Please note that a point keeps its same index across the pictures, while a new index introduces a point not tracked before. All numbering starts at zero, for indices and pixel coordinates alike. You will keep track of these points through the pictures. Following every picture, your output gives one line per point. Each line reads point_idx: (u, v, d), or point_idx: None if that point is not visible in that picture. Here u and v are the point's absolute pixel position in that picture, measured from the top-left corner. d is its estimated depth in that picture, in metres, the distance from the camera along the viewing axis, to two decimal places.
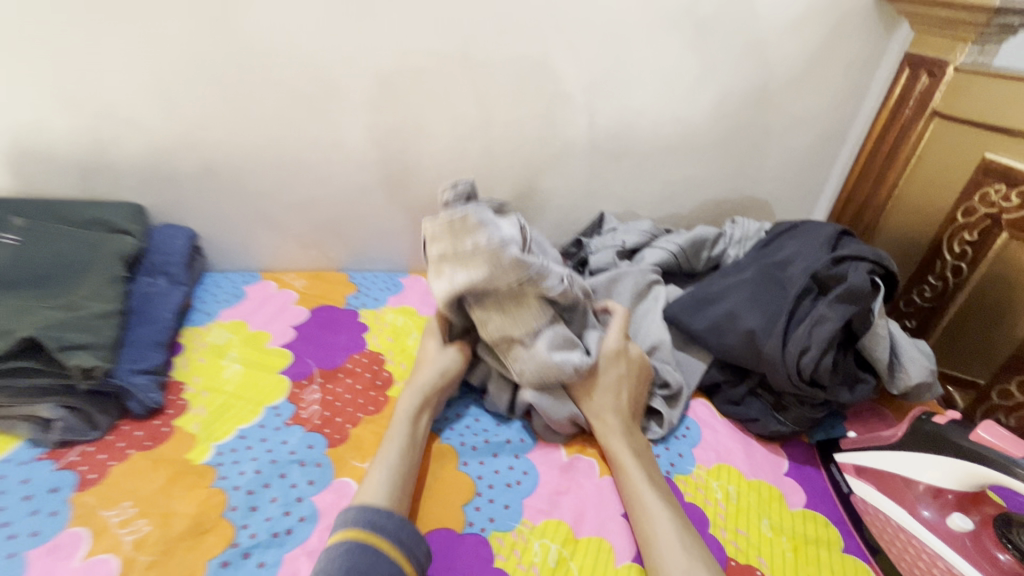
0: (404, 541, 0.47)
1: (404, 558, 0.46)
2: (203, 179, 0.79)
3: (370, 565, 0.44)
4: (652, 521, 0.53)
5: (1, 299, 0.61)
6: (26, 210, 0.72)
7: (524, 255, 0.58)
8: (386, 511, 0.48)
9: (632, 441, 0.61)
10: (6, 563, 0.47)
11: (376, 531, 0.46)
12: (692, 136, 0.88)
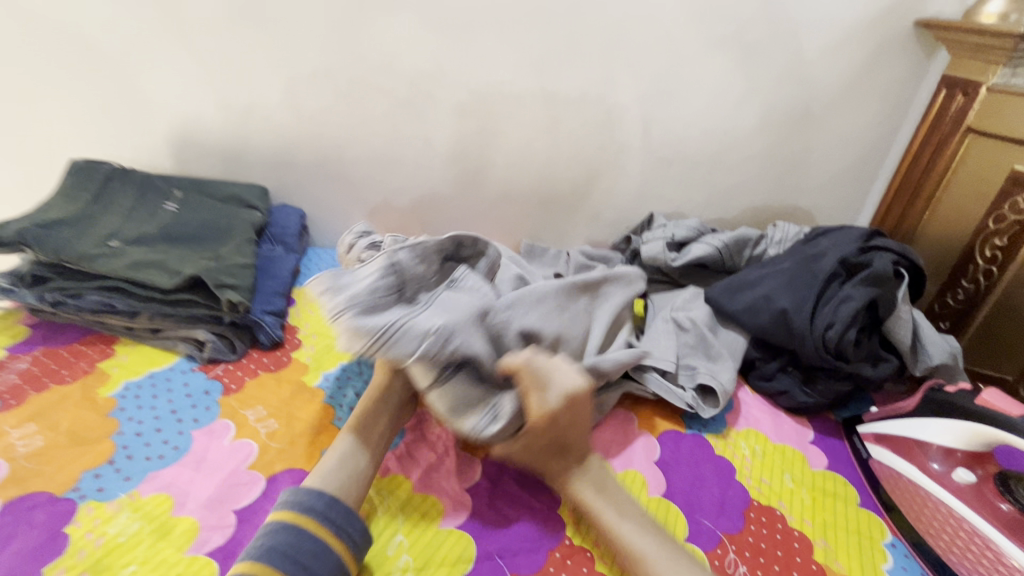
0: (331, 517, 0.47)
1: (331, 534, 0.47)
2: (315, 167, 0.95)
3: (290, 544, 0.44)
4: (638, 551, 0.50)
5: (171, 249, 0.77)
6: (182, 184, 0.90)
7: (359, 325, 0.52)
8: (316, 489, 0.49)
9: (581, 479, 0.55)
10: (179, 437, 0.61)
11: (304, 509, 0.47)
12: (738, 146, 0.97)
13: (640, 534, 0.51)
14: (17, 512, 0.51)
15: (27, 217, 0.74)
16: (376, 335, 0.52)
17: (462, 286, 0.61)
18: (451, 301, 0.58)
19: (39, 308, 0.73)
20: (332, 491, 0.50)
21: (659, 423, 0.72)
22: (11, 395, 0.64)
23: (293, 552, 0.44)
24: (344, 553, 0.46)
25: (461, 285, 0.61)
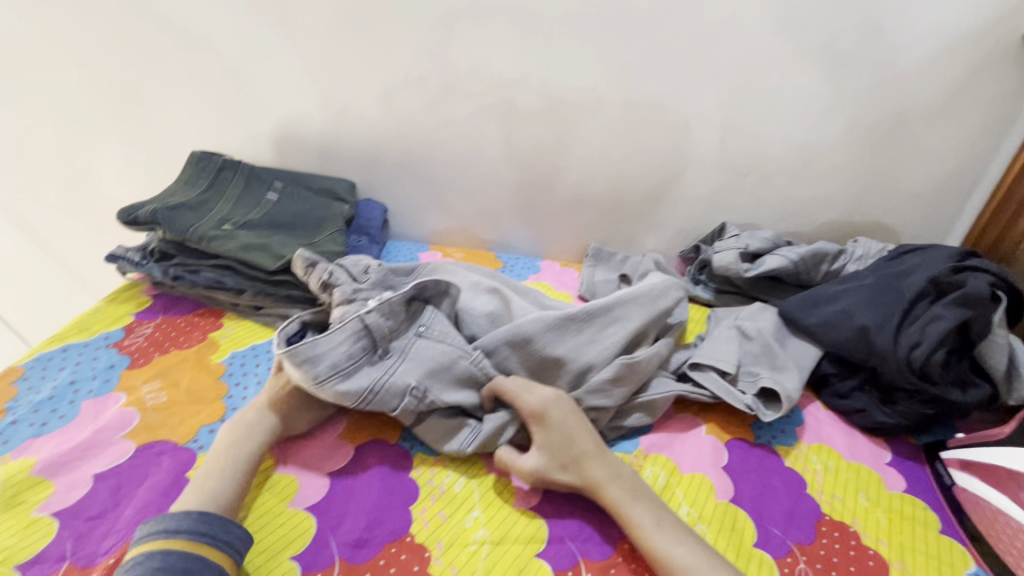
0: (202, 532, 0.46)
1: (207, 547, 0.45)
2: (400, 165, 1.01)
3: (159, 567, 0.43)
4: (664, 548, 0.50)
5: (272, 234, 0.85)
6: (282, 176, 0.98)
7: (341, 390, 0.57)
8: (180, 513, 0.47)
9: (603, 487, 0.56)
10: None
11: (169, 535, 0.45)
12: (819, 159, 0.96)
13: (669, 531, 0.51)
14: (148, 456, 0.58)
15: (157, 200, 0.84)
16: (358, 398, 0.58)
17: (431, 332, 0.65)
18: (420, 350, 0.63)
19: (161, 281, 0.83)
20: (204, 509, 0.48)
21: (725, 429, 0.71)
22: (140, 356, 0.72)
23: (165, 575, 0.42)
24: (226, 564, 0.46)
25: (432, 331, 0.65)
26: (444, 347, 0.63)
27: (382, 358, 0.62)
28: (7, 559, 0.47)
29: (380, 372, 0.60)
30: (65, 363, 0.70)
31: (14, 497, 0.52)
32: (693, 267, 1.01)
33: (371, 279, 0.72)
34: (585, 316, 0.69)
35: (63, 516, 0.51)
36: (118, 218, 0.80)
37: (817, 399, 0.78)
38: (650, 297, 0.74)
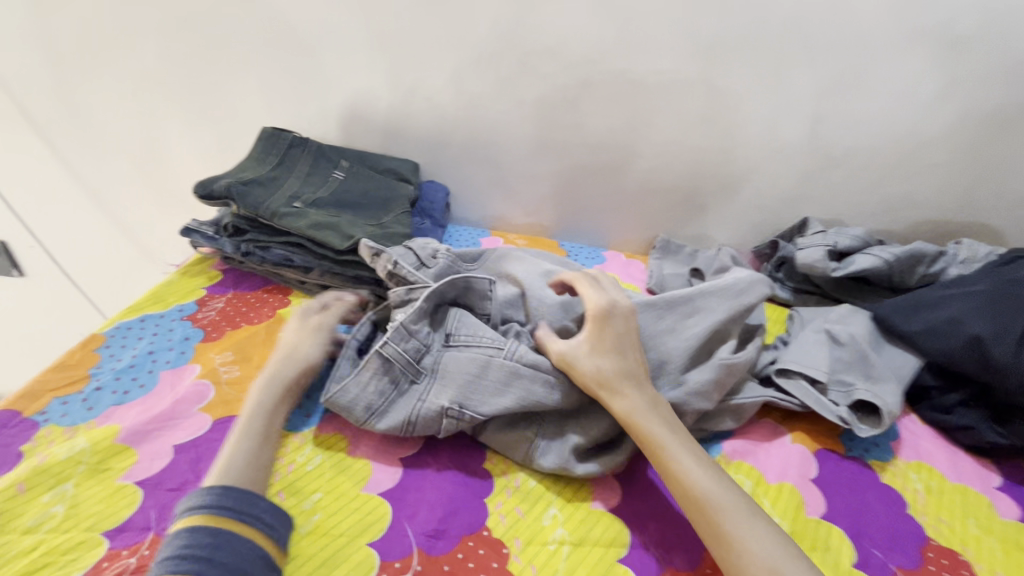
0: (225, 506, 0.44)
1: (232, 521, 0.43)
2: (466, 148, 0.99)
3: (185, 543, 0.41)
4: (727, 523, 0.47)
5: (340, 214, 0.84)
6: (348, 155, 0.97)
7: (382, 420, 0.56)
8: (199, 489, 0.45)
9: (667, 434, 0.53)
10: None
11: (191, 512, 0.43)
12: (917, 152, 0.89)
13: (718, 484, 0.49)
14: (225, 430, 0.58)
15: (230, 175, 0.84)
16: (401, 429, 0.56)
17: (458, 339, 0.61)
18: (450, 362, 0.59)
19: (231, 256, 0.84)
20: (223, 482, 0.46)
21: (813, 438, 0.66)
22: (213, 329, 0.72)
23: (192, 550, 0.40)
24: (257, 539, 0.43)
25: (459, 337, 0.61)
26: (474, 352, 0.59)
27: (415, 381, 0.59)
28: (96, 525, 0.47)
29: (415, 398, 0.57)
30: (142, 333, 0.71)
31: (100, 463, 0.52)
32: (770, 263, 0.95)
33: (439, 265, 0.69)
34: (664, 304, 0.67)
35: (147, 486, 0.51)
36: (194, 192, 0.81)
37: (915, 414, 0.72)
38: (733, 292, 0.69)
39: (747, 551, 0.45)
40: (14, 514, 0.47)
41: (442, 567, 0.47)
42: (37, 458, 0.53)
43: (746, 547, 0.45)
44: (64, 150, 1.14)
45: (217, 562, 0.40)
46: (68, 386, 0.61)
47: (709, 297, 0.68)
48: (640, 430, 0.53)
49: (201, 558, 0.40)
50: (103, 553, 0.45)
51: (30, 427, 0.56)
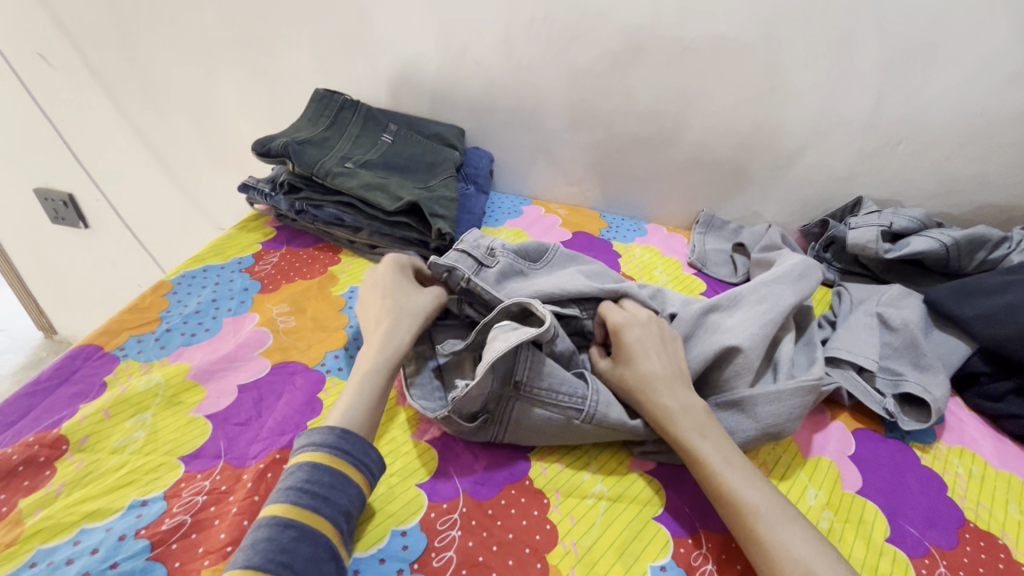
0: (344, 450, 0.45)
1: (349, 467, 0.45)
2: (513, 114, 0.99)
3: (307, 478, 0.43)
4: (780, 561, 0.42)
5: (389, 176, 0.87)
6: (396, 119, 0.99)
7: (468, 433, 0.55)
8: (324, 428, 0.47)
9: (732, 466, 0.49)
10: None
11: (316, 449, 0.45)
12: (986, 131, 0.84)
13: (790, 528, 0.44)
14: (283, 374, 0.62)
15: (286, 134, 0.87)
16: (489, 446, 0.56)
17: (530, 386, 0.54)
18: (530, 414, 0.54)
19: (285, 213, 0.88)
20: (344, 425, 0.48)
21: (855, 417, 0.67)
22: (269, 282, 0.76)
23: (312, 487, 0.42)
24: (362, 485, 0.46)
25: (532, 390, 0.54)
26: (552, 411, 0.54)
27: (491, 412, 0.55)
28: (172, 450, 0.52)
29: (495, 432, 0.55)
30: (206, 282, 0.75)
31: (174, 396, 0.57)
32: (818, 243, 0.93)
33: (499, 265, 0.65)
34: (730, 304, 0.65)
35: (215, 419, 0.55)
36: (252, 149, 0.84)
37: (961, 400, 0.71)
38: (794, 277, 0.69)
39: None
40: (103, 435, 0.52)
41: (486, 510, 0.50)
42: (119, 388, 0.57)
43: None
44: (126, 106, 1.19)
45: (331, 504, 0.42)
46: (141, 326, 0.66)
47: (774, 286, 0.68)
48: (702, 464, 0.49)
49: (318, 496, 0.42)
50: (180, 475, 0.50)
51: (111, 360, 0.61)
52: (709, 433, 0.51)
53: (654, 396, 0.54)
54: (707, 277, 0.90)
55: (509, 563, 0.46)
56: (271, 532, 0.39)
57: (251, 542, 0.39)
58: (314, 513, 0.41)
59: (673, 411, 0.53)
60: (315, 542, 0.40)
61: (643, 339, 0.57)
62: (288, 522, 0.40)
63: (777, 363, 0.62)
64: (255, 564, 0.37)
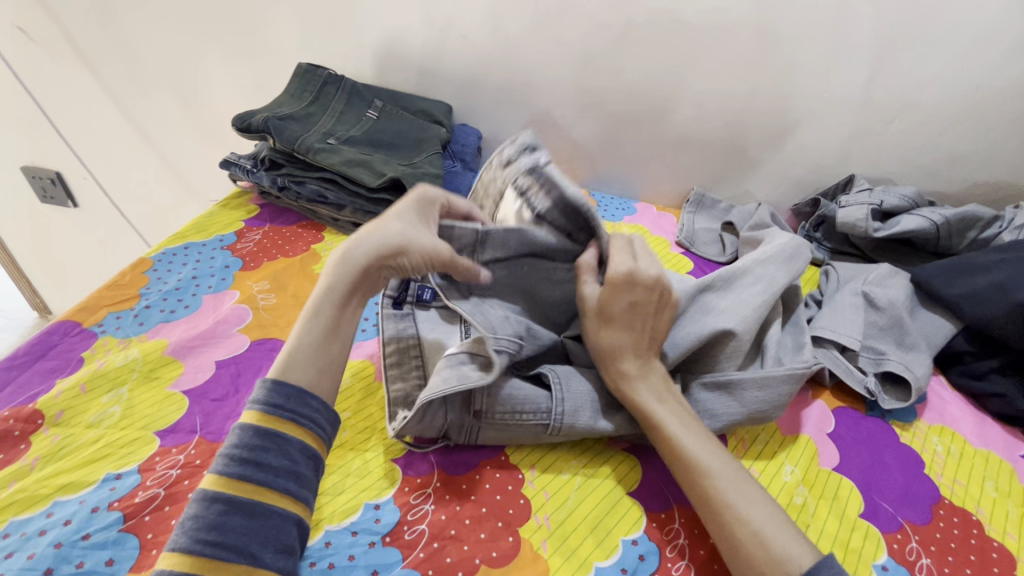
0: (275, 405, 0.42)
1: (284, 424, 0.42)
2: (500, 90, 0.97)
3: (234, 444, 0.40)
4: (734, 523, 0.44)
5: (373, 153, 0.85)
6: (382, 94, 0.97)
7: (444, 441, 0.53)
8: (255, 388, 0.43)
9: (690, 431, 0.49)
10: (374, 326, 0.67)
11: (248, 409, 0.42)
12: (983, 108, 0.83)
13: (741, 490, 0.46)
14: (262, 351, 0.61)
15: (267, 110, 0.86)
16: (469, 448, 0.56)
17: (491, 416, 0.52)
18: (493, 434, 0.52)
19: (268, 190, 0.87)
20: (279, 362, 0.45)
21: (837, 396, 0.66)
22: (251, 260, 0.76)
23: (239, 452, 0.40)
24: (303, 437, 0.43)
25: (493, 417, 0.52)
26: (519, 430, 0.52)
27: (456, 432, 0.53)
28: (148, 425, 0.52)
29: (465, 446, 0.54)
30: (186, 259, 0.74)
31: (150, 372, 0.57)
32: (808, 222, 0.92)
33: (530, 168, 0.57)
34: (723, 280, 0.63)
35: (192, 395, 0.55)
36: (232, 124, 0.83)
37: (946, 379, 0.71)
38: (785, 257, 0.68)
39: (749, 552, 0.42)
40: (78, 410, 0.52)
41: (460, 485, 0.50)
42: (96, 363, 0.58)
43: (749, 548, 0.42)
44: (110, 82, 1.17)
45: (265, 466, 0.40)
46: (120, 303, 0.66)
47: (765, 266, 0.67)
48: (662, 431, 0.49)
49: (248, 462, 0.39)
50: (155, 449, 0.50)
51: (88, 336, 0.61)
52: (668, 401, 0.51)
53: (616, 364, 0.52)
54: (695, 256, 0.89)
55: (480, 536, 0.46)
56: (198, 508, 0.37)
57: (183, 520, 0.37)
58: (246, 481, 0.39)
59: (636, 380, 0.52)
60: (247, 511, 0.38)
61: (637, 309, 0.52)
62: (215, 495, 0.38)
63: (764, 349, 0.62)
64: (179, 544, 0.35)
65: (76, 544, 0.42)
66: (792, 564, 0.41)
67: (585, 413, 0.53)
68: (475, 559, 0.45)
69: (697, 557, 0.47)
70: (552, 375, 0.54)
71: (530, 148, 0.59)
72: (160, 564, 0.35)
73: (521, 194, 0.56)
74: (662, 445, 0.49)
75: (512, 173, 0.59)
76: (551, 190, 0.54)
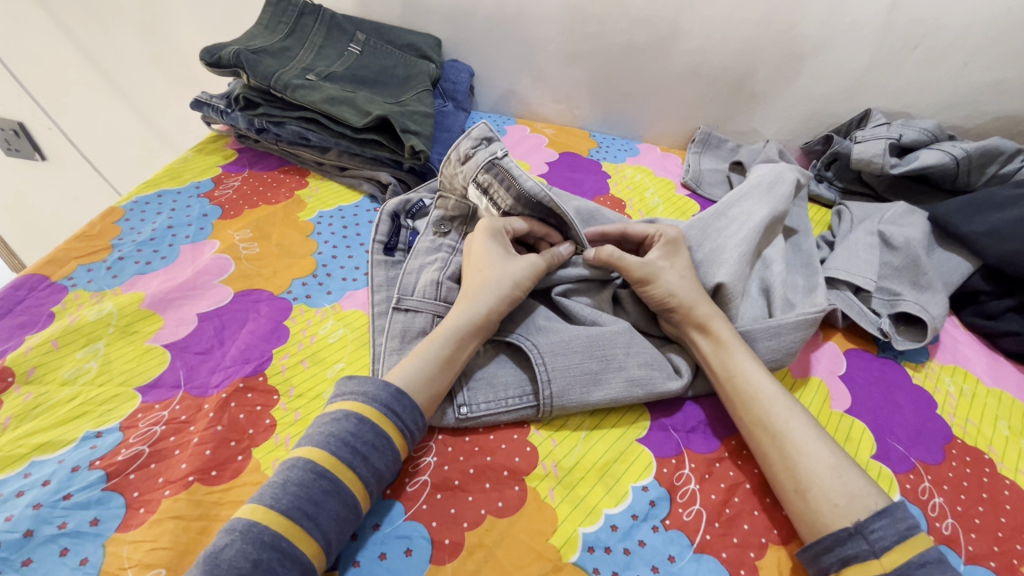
0: (394, 410, 0.42)
1: (395, 429, 0.42)
2: (493, 20, 0.90)
3: (351, 431, 0.40)
4: (808, 456, 0.43)
5: (357, 90, 0.79)
6: (365, 28, 0.89)
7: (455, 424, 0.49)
8: (380, 381, 0.44)
9: (763, 369, 0.50)
10: (363, 277, 0.63)
11: (366, 401, 0.42)
12: (1015, 31, 0.76)
13: (811, 428, 0.45)
14: (247, 302, 0.58)
15: (238, 42, 0.78)
16: None
17: (477, 410, 0.48)
18: (488, 422, 0.49)
19: (246, 133, 0.81)
20: (400, 385, 0.44)
21: (848, 338, 0.64)
22: (231, 208, 0.71)
23: (355, 442, 0.40)
24: (402, 446, 0.42)
25: (478, 408, 0.48)
26: (507, 416, 0.49)
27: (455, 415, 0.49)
28: (128, 381, 0.49)
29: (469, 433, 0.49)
30: (161, 208, 0.70)
31: (129, 326, 0.53)
32: (819, 160, 0.88)
33: (483, 172, 0.58)
34: (699, 228, 0.62)
35: (174, 349, 0.52)
36: (201, 59, 0.75)
37: (959, 320, 0.69)
38: (764, 188, 0.65)
39: (823, 484, 0.41)
40: (51, 366, 0.49)
41: (462, 438, 0.48)
42: (68, 318, 0.54)
43: (826, 481, 0.41)
44: (65, 18, 1.07)
45: (369, 464, 0.40)
46: (91, 255, 0.61)
47: (744, 203, 0.64)
48: (738, 364, 0.50)
49: (358, 454, 0.40)
50: (138, 406, 0.47)
51: (58, 290, 0.57)
52: (746, 347, 0.51)
53: (697, 304, 0.53)
54: (701, 198, 0.85)
55: (485, 486, 0.44)
56: (304, 478, 0.37)
57: (283, 481, 0.37)
58: (350, 471, 0.39)
59: (712, 316, 0.53)
60: (343, 498, 0.38)
61: (688, 266, 0.57)
62: (322, 472, 0.38)
63: (770, 291, 0.59)
64: (277, 507, 0.36)
65: (57, 505, 0.39)
66: (871, 500, 0.40)
67: (580, 387, 0.49)
68: (480, 509, 0.43)
69: (710, 501, 0.46)
70: (535, 354, 0.50)
71: (487, 139, 0.60)
72: (250, 517, 0.35)
73: (483, 191, 0.58)
74: (733, 378, 0.49)
75: (471, 169, 0.59)
76: (511, 186, 0.57)
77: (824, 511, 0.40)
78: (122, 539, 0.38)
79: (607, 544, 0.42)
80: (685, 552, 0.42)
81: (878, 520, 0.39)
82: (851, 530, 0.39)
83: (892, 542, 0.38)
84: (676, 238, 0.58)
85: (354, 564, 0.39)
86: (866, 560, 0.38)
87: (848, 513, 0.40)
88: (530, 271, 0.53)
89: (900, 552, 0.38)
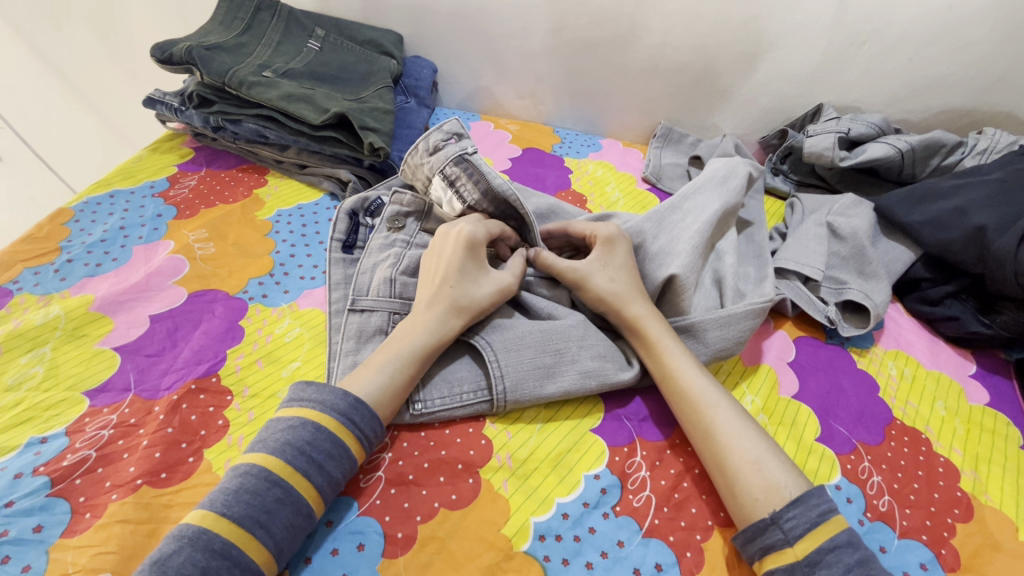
0: (352, 420, 0.42)
1: (353, 438, 0.42)
2: (455, 17, 0.90)
3: (309, 440, 0.40)
4: (733, 451, 0.45)
5: (315, 87, 0.78)
6: (324, 24, 0.88)
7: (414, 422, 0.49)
8: (339, 390, 0.44)
9: (695, 364, 0.51)
10: (321, 276, 0.62)
11: (324, 410, 0.42)
12: (957, 28, 0.79)
13: (738, 421, 0.47)
14: (201, 303, 0.57)
15: (191, 39, 0.77)
16: None
17: (431, 407, 0.49)
18: (443, 419, 0.49)
19: (202, 131, 0.80)
20: (360, 395, 0.44)
21: (798, 326, 0.67)
22: (186, 207, 0.70)
23: (311, 451, 0.40)
24: (359, 455, 0.43)
25: (432, 405, 0.49)
26: (461, 411, 0.50)
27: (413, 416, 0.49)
28: (76, 385, 0.48)
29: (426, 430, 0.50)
30: (113, 209, 0.68)
31: (77, 329, 0.53)
32: (775, 154, 0.90)
33: (454, 165, 0.59)
34: (654, 221, 0.64)
35: (124, 351, 0.51)
36: (151, 56, 0.74)
37: (903, 306, 0.72)
38: (718, 180, 0.67)
39: (745, 479, 0.43)
40: None
41: (418, 433, 0.48)
42: (13, 322, 0.53)
43: (749, 476, 0.43)
44: (13, 13, 1.04)
45: (324, 473, 0.40)
46: (38, 257, 0.60)
47: (698, 196, 0.65)
48: (668, 362, 0.51)
49: (314, 463, 0.40)
50: (85, 410, 0.46)
51: (3, 294, 0.56)
52: (678, 344, 0.53)
53: (629, 304, 0.55)
54: (661, 192, 0.87)
55: (439, 480, 0.45)
56: (257, 485, 0.37)
57: (235, 488, 0.37)
58: (305, 480, 0.39)
59: (643, 316, 0.54)
60: (297, 507, 0.38)
61: (629, 259, 0.58)
62: (276, 480, 0.38)
63: (721, 281, 0.60)
64: (230, 515, 0.36)
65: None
66: (789, 491, 0.42)
67: (534, 383, 0.50)
68: (433, 503, 0.44)
69: (659, 487, 0.47)
70: (488, 352, 0.51)
71: (457, 135, 0.61)
72: (200, 523, 0.35)
73: (449, 183, 0.59)
74: (665, 377, 0.51)
75: (439, 160, 0.59)
76: (479, 180, 0.58)
77: (747, 504, 0.42)
78: (66, 545, 0.38)
79: (557, 532, 0.43)
80: (633, 537, 0.44)
81: (793, 509, 0.41)
82: (768, 520, 0.41)
83: (804, 530, 0.40)
84: (610, 237, 0.58)
85: (305, 561, 0.39)
86: (781, 549, 0.40)
87: (767, 505, 0.41)
88: (490, 299, 0.52)
89: (813, 538, 0.39)
